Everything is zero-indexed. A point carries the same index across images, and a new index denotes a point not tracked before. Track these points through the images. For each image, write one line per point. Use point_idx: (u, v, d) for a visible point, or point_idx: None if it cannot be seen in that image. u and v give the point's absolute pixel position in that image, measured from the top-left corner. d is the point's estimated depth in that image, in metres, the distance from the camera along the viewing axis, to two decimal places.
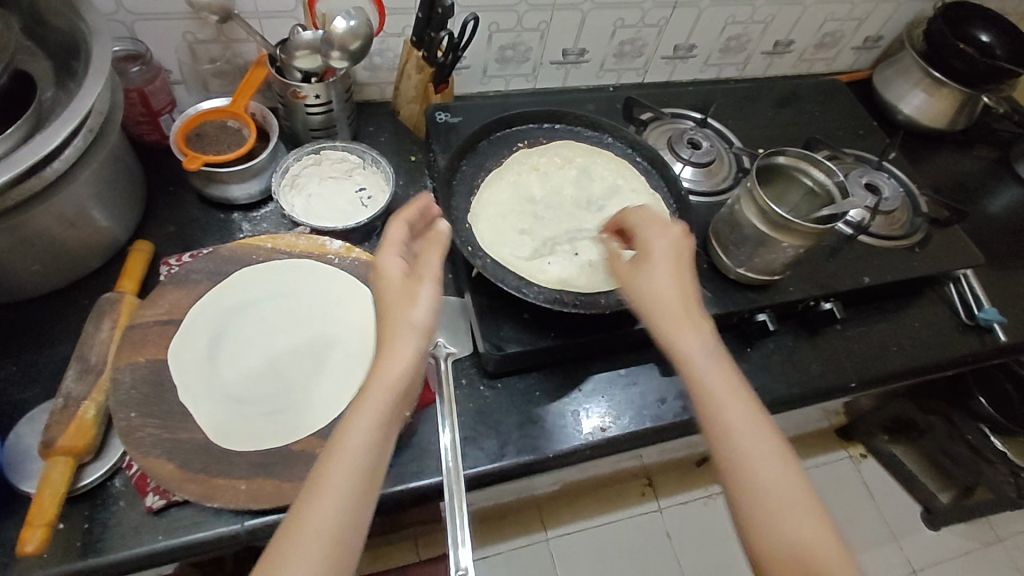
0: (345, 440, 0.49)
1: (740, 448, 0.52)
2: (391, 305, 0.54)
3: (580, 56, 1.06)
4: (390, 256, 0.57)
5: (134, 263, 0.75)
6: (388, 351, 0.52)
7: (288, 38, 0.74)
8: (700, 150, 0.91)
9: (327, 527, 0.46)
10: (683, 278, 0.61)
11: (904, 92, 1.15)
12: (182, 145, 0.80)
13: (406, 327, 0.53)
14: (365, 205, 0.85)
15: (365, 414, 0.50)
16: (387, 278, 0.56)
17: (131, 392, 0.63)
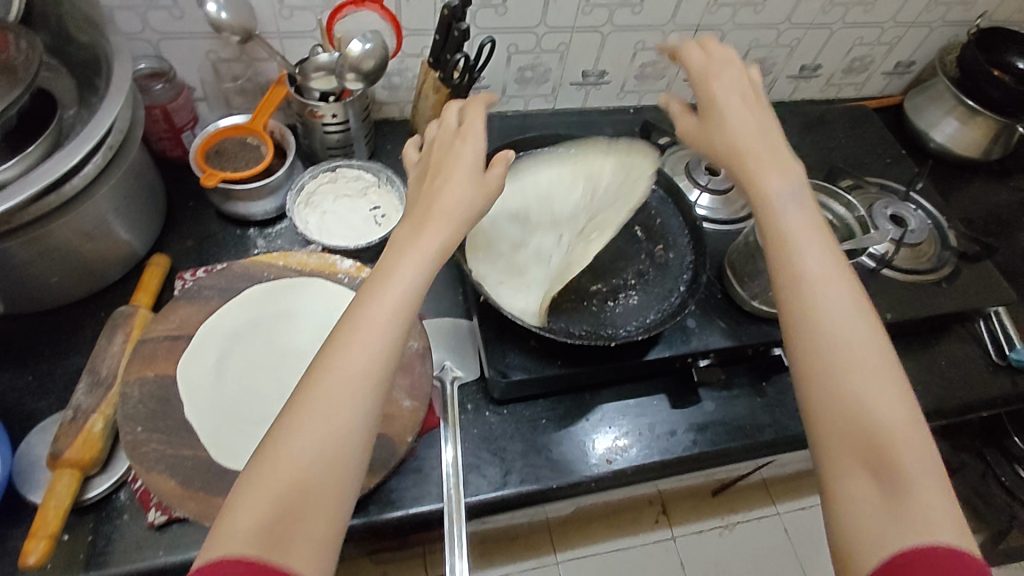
0: (372, 301, 0.47)
1: (820, 307, 0.48)
2: (449, 182, 0.53)
3: (600, 78, 1.05)
4: (478, 138, 0.55)
5: (150, 277, 0.77)
6: (437, 215, 0.51)
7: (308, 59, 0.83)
8: (718, 177, 0.90)
9: (333, 409, 0.43)
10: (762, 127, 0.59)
11: (936, 119, 1.12)
12: (201, 161, 0.81)
13: (457, 205, 0.52)
14: (379, 225, 0.86)
15: (404, 264, 0.49)
16: (456, 158, 0.54)
17: (138, 407, 0.64)
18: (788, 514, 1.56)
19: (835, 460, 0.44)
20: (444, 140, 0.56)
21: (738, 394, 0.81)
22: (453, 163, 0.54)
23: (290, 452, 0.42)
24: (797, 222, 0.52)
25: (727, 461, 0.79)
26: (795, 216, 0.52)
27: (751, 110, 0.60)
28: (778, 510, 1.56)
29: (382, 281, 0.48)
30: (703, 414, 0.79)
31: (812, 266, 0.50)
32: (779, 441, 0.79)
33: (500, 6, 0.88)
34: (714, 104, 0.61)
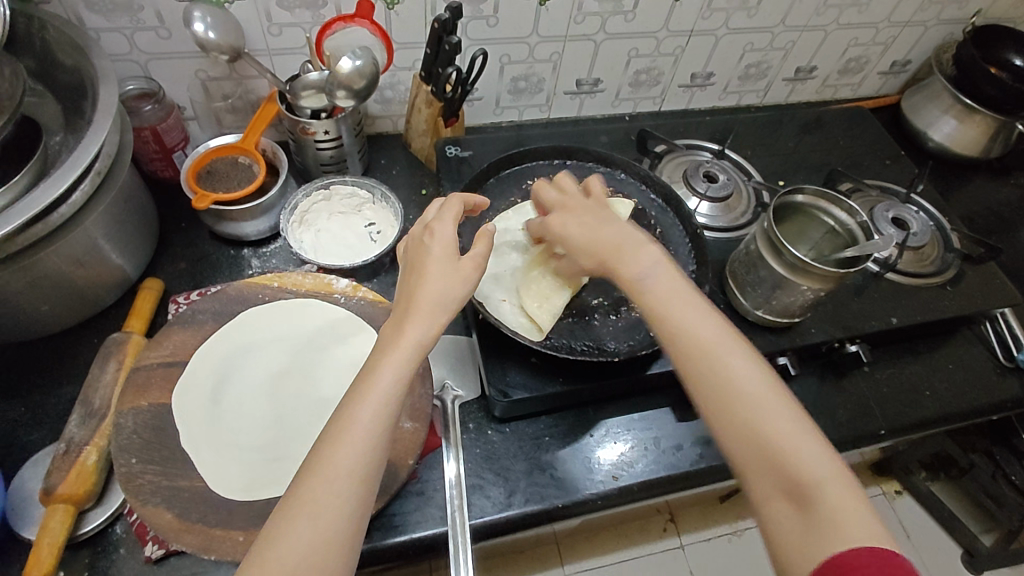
0: (364, 410, 0.48)
1: (703, 353, 0.50)
2: (431, 271, 0.54)
3: (594, 86, 1.04)
4: (443, 220, 0.58)
5: (143, 302, 0.75)
6: (419, 315, 0.52)
7: (295, 78, 0.76)
8: (717, 184, 0.88)
9: (337, 511, 0.46)
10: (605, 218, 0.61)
11: (934, 118, 1.11)
12: (193, 182, 0.80)
13: (442, 299, 0.53)
14: (375, 242, 0.86)
15: (391, 367, 0.50)
16: (427, 249, 0.56)
17: (132, 437, 0.63)
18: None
19: (771, 502, 0.45)
20: (414, 237, 0.58)
21: None
22: (425, 257, 0.56)
23: (281, 569, 0.43)
24: (659, 286, 0.53)
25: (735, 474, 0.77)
26: (657, 283, 0.54)
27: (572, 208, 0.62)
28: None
29: (366, 383, 0.50)
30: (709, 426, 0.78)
31: (694, 320, 0.51)
32: None
33: (492, 17, 0.87)
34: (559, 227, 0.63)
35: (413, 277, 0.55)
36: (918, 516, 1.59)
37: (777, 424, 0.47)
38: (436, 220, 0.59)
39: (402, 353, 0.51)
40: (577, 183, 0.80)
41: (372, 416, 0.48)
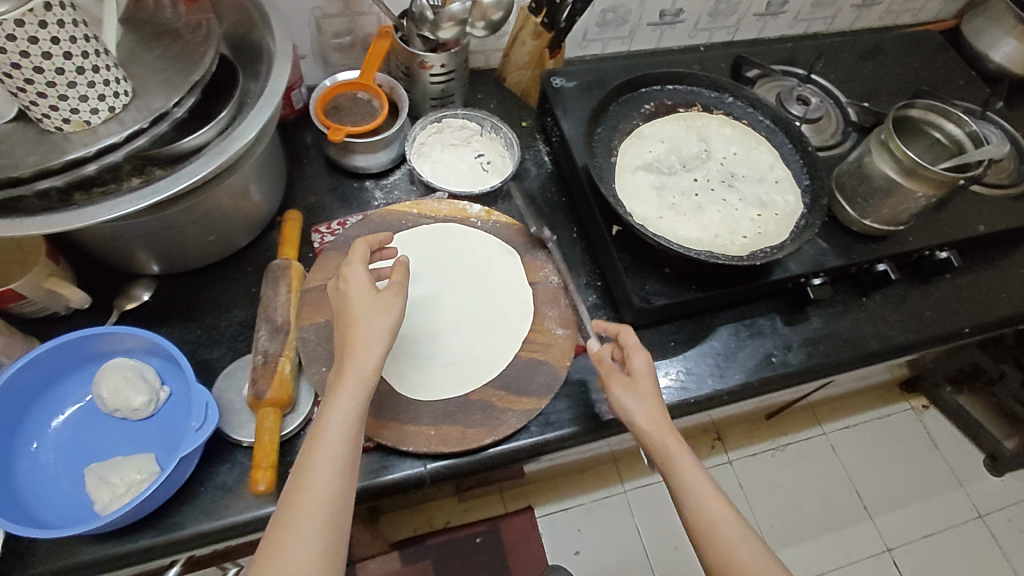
0: (320, 448, 0.53)
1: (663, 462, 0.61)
2: (361, 309, 0.59)
3: (676, 17, 1.07)
4: (357, 264, 0.63)
5: (291, 232, 0.80)
6: (363, 355, 0.57)
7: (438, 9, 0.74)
8: (810, 107, 0.93)
9: (313, 535, 0.50)
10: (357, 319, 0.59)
11: (996, 40, 1.15)
12: (322, 116, 0.84)
13: (375, 331, 0.58)
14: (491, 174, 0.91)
15: (340, 407, 0.55)
16: (350, 292, 0.60)
17: (319, 348, 0.69)
18: (834, 433, 1.66)
19: None
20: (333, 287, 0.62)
21: (842, 309, 0.87)
22: (346, 304, 0.60)
23: None
24: (647, 399, 0.63)
25: (837, 372, 0.85)
26: (647, 396, 0.63)
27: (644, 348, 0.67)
28: (825, 431, 1.66)
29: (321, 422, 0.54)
30: (813, 329, 0.85)
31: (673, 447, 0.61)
32: (883, 351, 0.86)
33: None
34: (349, 320, 0.59)
35: (349, 313, 0.59)
36: (948, 427, 1.70)
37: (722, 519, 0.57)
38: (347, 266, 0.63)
39: (352, 390, 0.56)
40: (690, 107, 0.83)
41: (330, 449, 0.53)
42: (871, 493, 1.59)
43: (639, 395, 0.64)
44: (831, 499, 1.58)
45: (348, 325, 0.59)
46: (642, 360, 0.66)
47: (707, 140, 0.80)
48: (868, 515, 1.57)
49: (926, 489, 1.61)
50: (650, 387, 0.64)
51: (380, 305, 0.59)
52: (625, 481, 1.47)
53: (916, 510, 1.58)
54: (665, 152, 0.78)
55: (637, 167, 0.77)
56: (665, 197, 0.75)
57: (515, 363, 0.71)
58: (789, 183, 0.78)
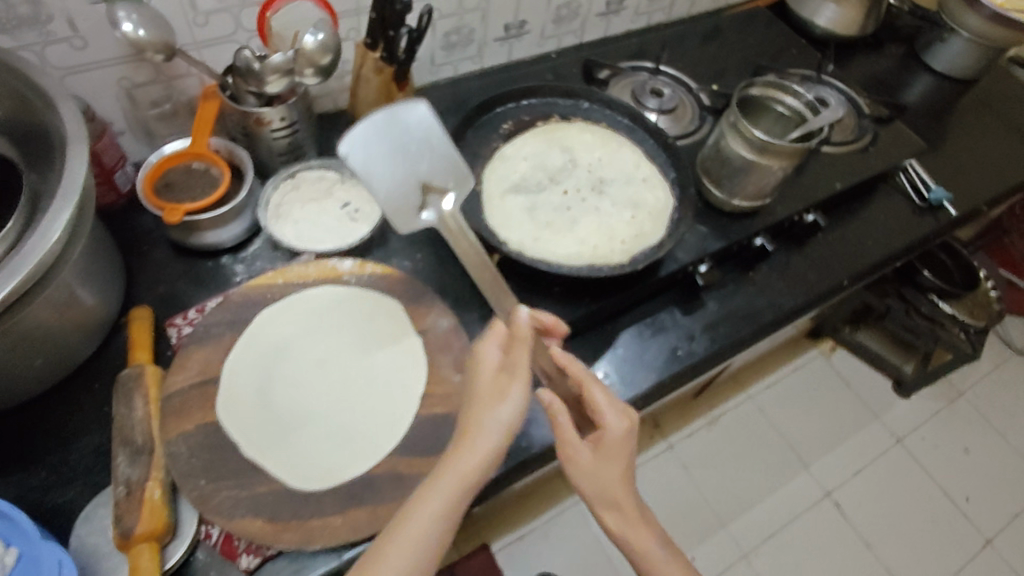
0: (407, 532, 0.51)
1: (615, 522, 0.61)
2: (483, 395, 0.56)
3: (520, 29, 1.06)
4: (488, 336, 0.59)
5: (140, 332, 0.71)
6: (467, 448, 0.54)
7: (257, 65, 0.68)
8: (664, 98, 0.94)
9: None
10: (497, 394, 0.56)
11: (816, 7, 1.23)
12: (152, 197, 0.75)
13: (496, 420, 0.55)
14: (400, 172, 0.62)
15: (438, 497, 0.53)
16: (486, 364, 0.58)
17: (192, 461, 0.60)
18: (758, 394, 1.72)
19: None
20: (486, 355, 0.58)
21: (734, 288, 0.89)
22: (484, 379, 0.57)
23: None
24: (609, 470, 0.59)
25: (742, 350, 0.86)
26: (610, 466, 0.59)
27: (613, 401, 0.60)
28: (750, 395, 1.72)
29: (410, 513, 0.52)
30: (711, 314, 0.86)
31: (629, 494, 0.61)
32: (779, 320, 0.88)
33: None
34: (487, 399, 0.56)
35: (484, 386, 0.57)
36: (854, 364, 1.81)
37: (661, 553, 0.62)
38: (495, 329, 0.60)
39: (443, 486, 0.53)
40: (547, 119, 0.81)
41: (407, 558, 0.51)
42: (801, 444, 1.66)
43: (599, 463, 0.59)
44: (769, 459, 1.63)
45: (507, 396, 0.56)
46: (609, 421, 0.59)
47: (570, 148, 0.79)
48: (804, 466, 1.63)
49: (848, 427, 1.70)
50: (616, 457, 0.59)
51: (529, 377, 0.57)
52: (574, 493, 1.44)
53: (844, 449, 1.66)
54: (530, 169, 0.76)
55: (505, 189, 0.73)
56: (538, 216, 0.72)
57: (419, 422, 0.66)
58: (657, 179, 0.78)
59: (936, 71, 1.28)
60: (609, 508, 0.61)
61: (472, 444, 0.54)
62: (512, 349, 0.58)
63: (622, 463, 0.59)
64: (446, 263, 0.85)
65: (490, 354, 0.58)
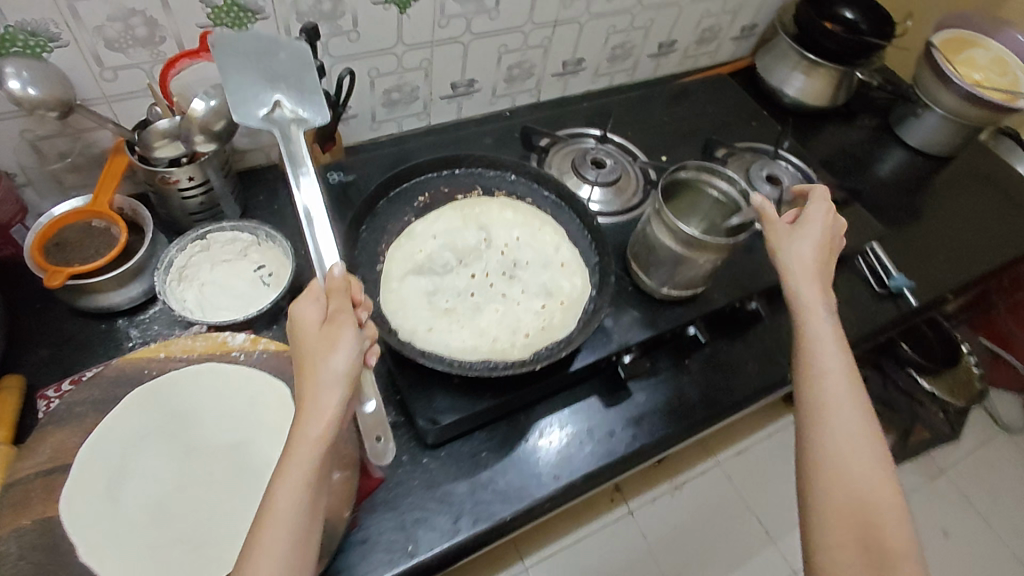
0: (269, 527, 0.47)
1: (835, 421, 0.58)
2: (312, 352, 0.52)
3: (469, 87, 1.02)
4: (305, 298, 0.55)
5: (4, 406, 0.66)
6: (310, 411, 0.50)
7: (143, 130, 0.73)
8: (605, 169, 0.90)
9: None
10: (316, 356, 0.52)
11: (786, 76, 1.19)
12: (39, 259, 0.70)
13: (332, 371, 0.51)
14: (263, 96, 0.71)
15: (291, 475, 0.48)
16: (307, 326, 0.53)
17: (20, 563, 0.55)
18: (728, 462, 1.42)
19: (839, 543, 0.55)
20: (303, 326, 0.54)
21: (665, 378, 0.83)
22: (305, 345, 0.53)
23: None
24: (826, 337, 0.62)
25: (667, 447, 0.80)
26: (826, 332, 0.62)
27: (822, 245, 0.66)
28: (718, 461, 1.42)
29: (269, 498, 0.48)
30: (636, 407, 0.80)
31: (833, 369, 0.61)
32: (711, 416, 0.81)
33: (351, 32, 0.83)
34: (310, 370, 0.51)
35: (308, 350, 0.52)
36: None
37: (859, 460, 0.57)
38: (309, 295, 0.55)
39: (301, 457, 0.49)
40: (468, 193, 0.77)
41: (284, 539, 0.47)
42: None
43: (824, 332, 0.62)
44: None
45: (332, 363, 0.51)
46: (808, 290, 0.64)
47: (486, 228, 0.75)
48: None
49: None
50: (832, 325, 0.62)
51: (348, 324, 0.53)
52: (524, 557, 1.26)
53: None
54: (438, 249, 0.72)
55: (408, 271, 0.69)
56: (437, 302, 0.68)
57: None
58: (575, 264, 0.73)
59: (911, 145, 1.23)
60: (837, 404, 0.59)
61: (312, 409, 0.50)
62: (330, 307, 0.54)
63: (835, 328, 0.63)
64: None
65: (305, 315, 0.54)
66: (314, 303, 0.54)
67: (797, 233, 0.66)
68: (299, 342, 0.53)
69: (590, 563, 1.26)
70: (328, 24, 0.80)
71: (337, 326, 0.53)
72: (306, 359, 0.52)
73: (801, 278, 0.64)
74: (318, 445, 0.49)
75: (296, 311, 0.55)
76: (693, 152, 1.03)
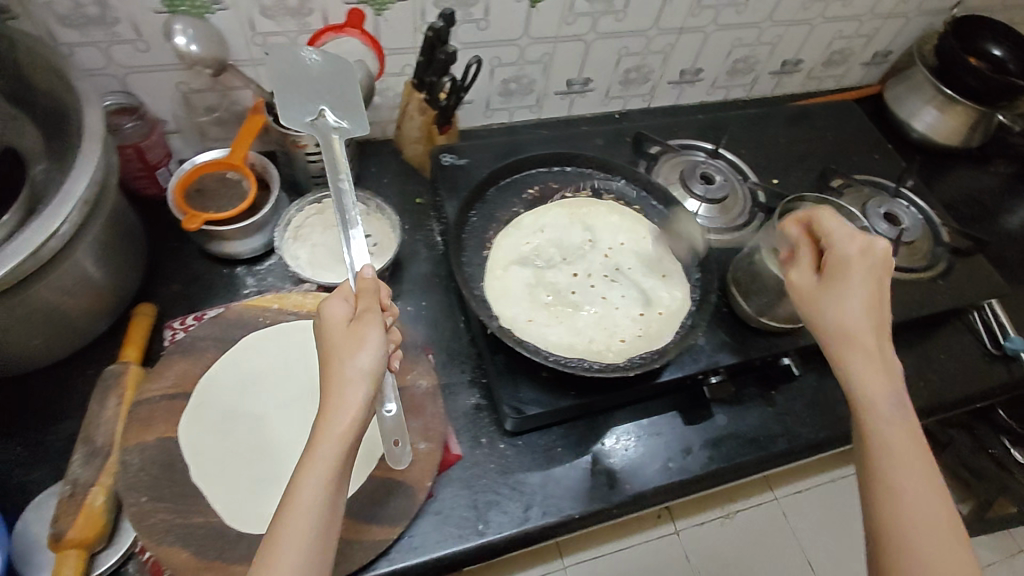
0: (296, 509, 0.47)
1: (916, 524, 0.50)
2: (337, 349, 0.53)
3: (585, 85, 1.03)
4: (331, 298, 0.56)
5: (137, 329, 0.73)
6: (334, 405, 0.51)
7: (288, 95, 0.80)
8: (713, 185, 0.89)
9: None
10: (340, 351, 0.53)
11: (916, 109, 1.13)
12: (181, 203, 0.77)
13: (356, 370, 0.51)
14: (304, 100, 0.73)
15: (316, 463, 0.49)
16: (331, 322, 0.55)
17: (139, 475, 0.61)
18: (786, 498, 1.30)
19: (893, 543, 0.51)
20: (333, 324, 0.54)
21: (749, 405, 0.81)
22: (329, 343, 0.54)
23: None
24: (861, 325, 0.56)
25: (742, 474, 0.79)
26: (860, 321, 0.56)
27: (870, 299, 0.57)
28: (776, 496, 1.30)
29: (296, 481, 0.48)
30: (716, 428, 0.79)
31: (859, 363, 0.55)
32: (791, 451, 0.79)
33: (481, 20, 0.85)
34: (332, 366, 0.52)
35: (332, 345, 0.53)
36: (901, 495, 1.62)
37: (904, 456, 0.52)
38: (336, 295, 0.57)
39: (322, 453, 0.49)
40: (577, 192, 0.78)
41: (308, 523, 0.47)
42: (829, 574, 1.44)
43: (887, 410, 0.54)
44: None
45: (354, 361, 0.52)
46: (865, 364, 0.55)
47: (592, 229, 0.76)
48: None
49: None
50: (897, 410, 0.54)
51: (372, 325, 0.54)
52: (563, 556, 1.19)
53: None
54: (543, 243, 0.74)
55: (513, 261, 0.72)
56: (538, 293, 0.70)
57: None
58: (677, 277, 0.73)
59: None
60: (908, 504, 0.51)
61: (339, 396, 0.51)
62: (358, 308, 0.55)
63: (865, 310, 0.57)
64: (448, 316, 0.83)
65: (330, 313, 0.55)
66: (341, 303, 0.56)
67: (842, 284, 0.58)
68: (322, 340, 0.54)
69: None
70: (461, 11, 0.83)
71: (366, 324, 0.54)
72: (329, 352, 0.53)
73: (857, 346, 0.56)
74: (343, 434, 0.50)
75: (324, 311, 0.56)
76: (806, 177, 1.00)
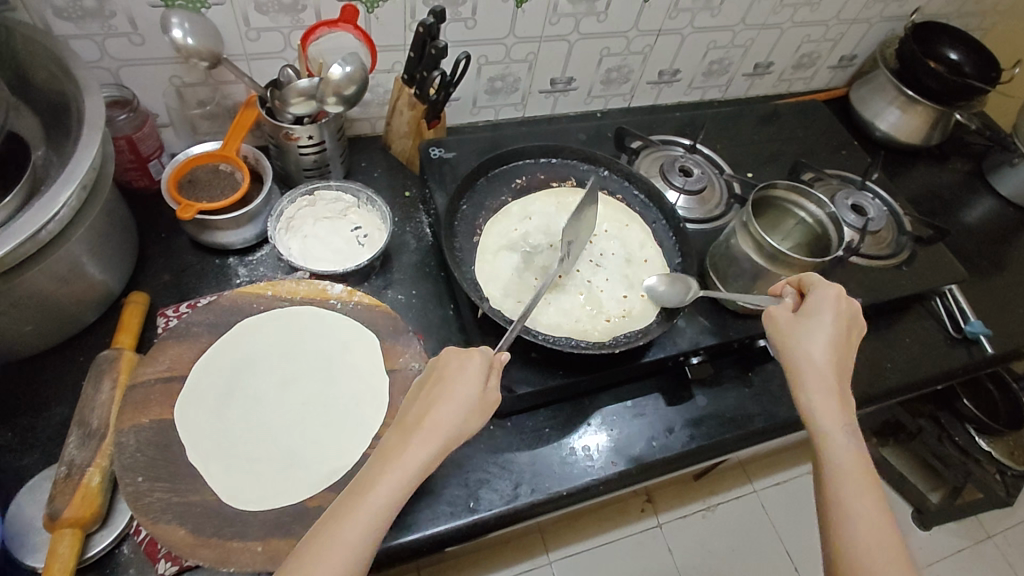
0: (357, 517, 0.49)
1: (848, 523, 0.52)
2: (456, 396, 0.56)
3: (567, 84, 1.07)
4: (478, 353, 0.59)
5: (130, 317, 0.74)
6: (431, 443, 0.53)
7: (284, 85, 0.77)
8: (692, 178, 0.93)
9: None
10: (453, 400, 0.55)
11: (880, 109, 1.19)
12: (174, 193, 0.78)
13: (459, 425, 0.55)
14: None
15: (393, 486, 0.51)
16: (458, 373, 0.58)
17: (136, 456, 0.61)
18: (765, 490, 1.33)
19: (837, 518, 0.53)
20: (457, 374, 0.58)
21: (728, 387, 0.85)
22: (450, 387, 0.57)
23: None
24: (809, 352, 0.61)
25: (722, 452, 0.82)
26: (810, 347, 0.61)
27: (841, 342, 0.62)
28: (755, 488, 1.33)
29: (364, 494, 0.50)
30: (697, 409, 0.82)
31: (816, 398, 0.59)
32: (769, 429, 0.83)
33: (469, 20, 0.88)
34: (441, 411, 0.55)
35: (448, 392, 0.56)
36: None
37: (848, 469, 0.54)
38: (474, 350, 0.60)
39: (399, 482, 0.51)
40: (563, 182, 0.82)
41: (362, 535, 0.49)
42: None
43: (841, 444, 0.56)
44: None
45: (461, 418, 0.55)
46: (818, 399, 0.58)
47: None
48: None
49: None
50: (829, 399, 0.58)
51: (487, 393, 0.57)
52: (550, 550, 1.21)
53: None
54: (531, 230, 0.78)
55: (501, 246, 0.75)
56: (526, 278, 0.74)
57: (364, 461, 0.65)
58: (658, 262, 0.78)
59: (1002, 194, 1.21)
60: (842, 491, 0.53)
61: (440, 438, 0.53)
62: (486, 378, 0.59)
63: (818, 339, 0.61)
64: (438, 302, 0.85)
65: (461, 362, 0.58)
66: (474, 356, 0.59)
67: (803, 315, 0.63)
68: (438, 380, 0.57)
69: (613, 570, 1.21)
70: (450, 10, 0.86)
71: (484, 395, 0.57)
72: (445, 395, 0.56)
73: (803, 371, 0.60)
74: (420, 475, 0.52)
75: (450, 355, 0.59)
76: (780, 173, 1.05)
